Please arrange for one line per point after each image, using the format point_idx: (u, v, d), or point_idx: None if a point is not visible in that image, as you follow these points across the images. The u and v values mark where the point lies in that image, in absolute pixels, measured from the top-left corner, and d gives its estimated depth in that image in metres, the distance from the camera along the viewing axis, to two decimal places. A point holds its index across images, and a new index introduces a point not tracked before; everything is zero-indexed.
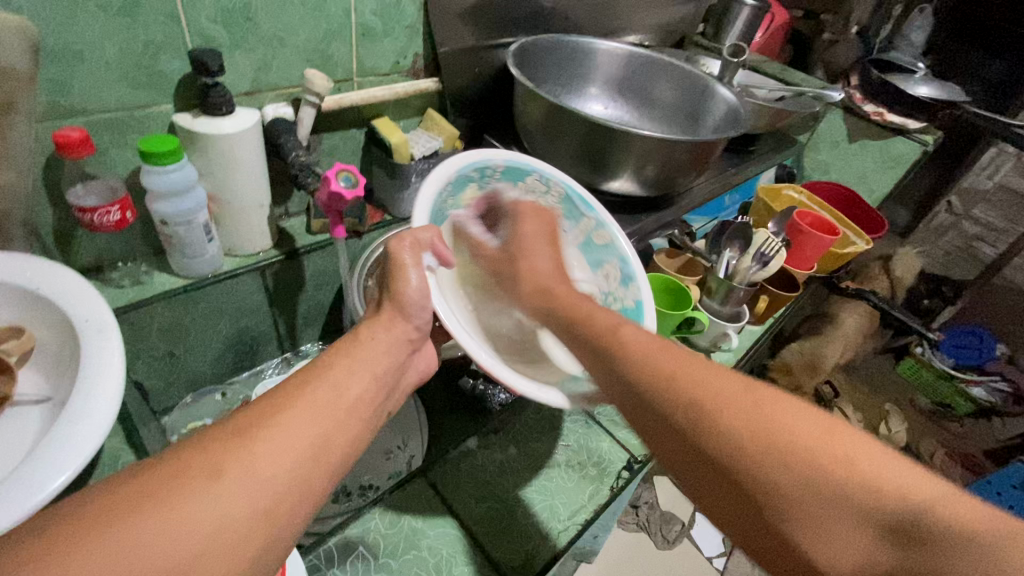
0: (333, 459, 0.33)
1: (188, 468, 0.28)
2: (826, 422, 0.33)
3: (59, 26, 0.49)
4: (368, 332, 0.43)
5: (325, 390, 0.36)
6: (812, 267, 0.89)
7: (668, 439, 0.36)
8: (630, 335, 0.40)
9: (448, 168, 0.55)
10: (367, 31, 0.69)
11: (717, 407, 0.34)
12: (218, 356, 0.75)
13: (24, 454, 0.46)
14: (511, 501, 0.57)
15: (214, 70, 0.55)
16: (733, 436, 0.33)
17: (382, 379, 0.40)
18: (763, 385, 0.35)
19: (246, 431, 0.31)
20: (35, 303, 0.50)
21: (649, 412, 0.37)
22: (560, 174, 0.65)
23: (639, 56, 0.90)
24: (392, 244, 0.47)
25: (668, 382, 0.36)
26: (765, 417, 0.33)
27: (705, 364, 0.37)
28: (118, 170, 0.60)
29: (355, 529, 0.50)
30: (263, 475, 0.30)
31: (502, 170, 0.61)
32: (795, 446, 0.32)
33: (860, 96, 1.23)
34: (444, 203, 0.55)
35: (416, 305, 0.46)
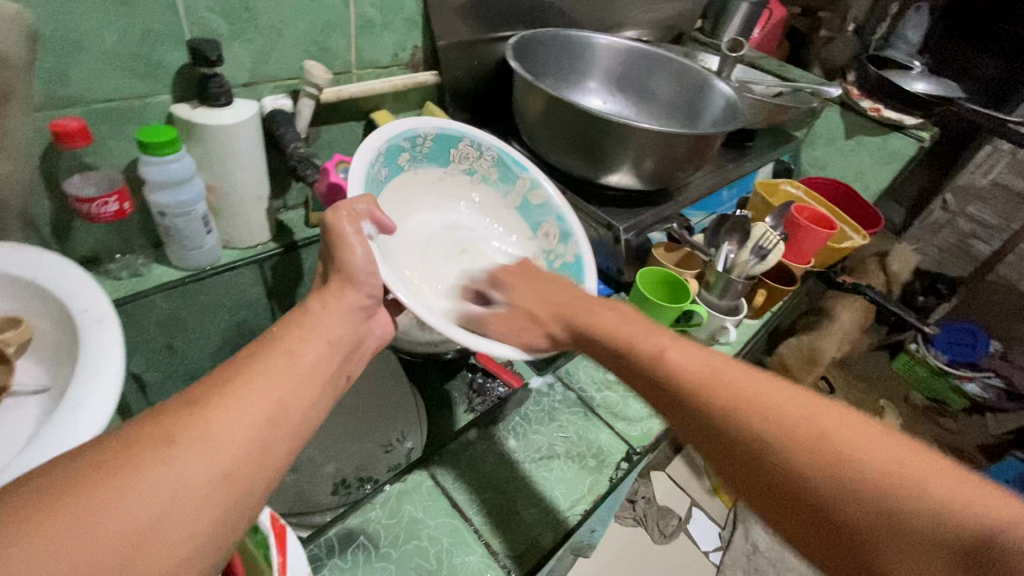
0: (291, 424, 0.34)
1: (141, 437, 0.28)
2: (898, 448, 0.33)
3: (56, 14, 0.48)
4: (321, 304, 0.43)
5: (282, 354, 0.37)
6: (809, 262, 0.90)
7: (731, 463, 0.38)
8: (690, 364, 0.42)
9: (376, 143, 0.53)
10: (366, 24, 0.69)
11: (778, 433, 0.36)
12: (216, 348, 0.75)
13: (23, 443, 0.46)
14: (508, 491, 0.57)
15: (213, 60, 0.54)
16: (796, 460, 0.34)
17: (337, 347, 0.41)
18: (823, 407, 0.36)
19: (199, 402, 0.31)
20: (31, 292, 0.50)
21: (711, 438, 0.38)
22: (493, 139, 0.64)
23: (637, 50, 0.90)
24: (328, 216, 0.44)
25: (721, 408, 0.38)
26: (826, 440, 0.34)
27: (766, 387, 0.38)
28: (116, 161, 0.60)
29: (357, 518, 0.51)
30: (220, 440, 0.30)
31: (433, 137, 0.59)
32: (855, 467, 0.32)
33: (857, 93, 1.24)
34: (377, 176, 0.54)
35: (365, 271, 0.45)
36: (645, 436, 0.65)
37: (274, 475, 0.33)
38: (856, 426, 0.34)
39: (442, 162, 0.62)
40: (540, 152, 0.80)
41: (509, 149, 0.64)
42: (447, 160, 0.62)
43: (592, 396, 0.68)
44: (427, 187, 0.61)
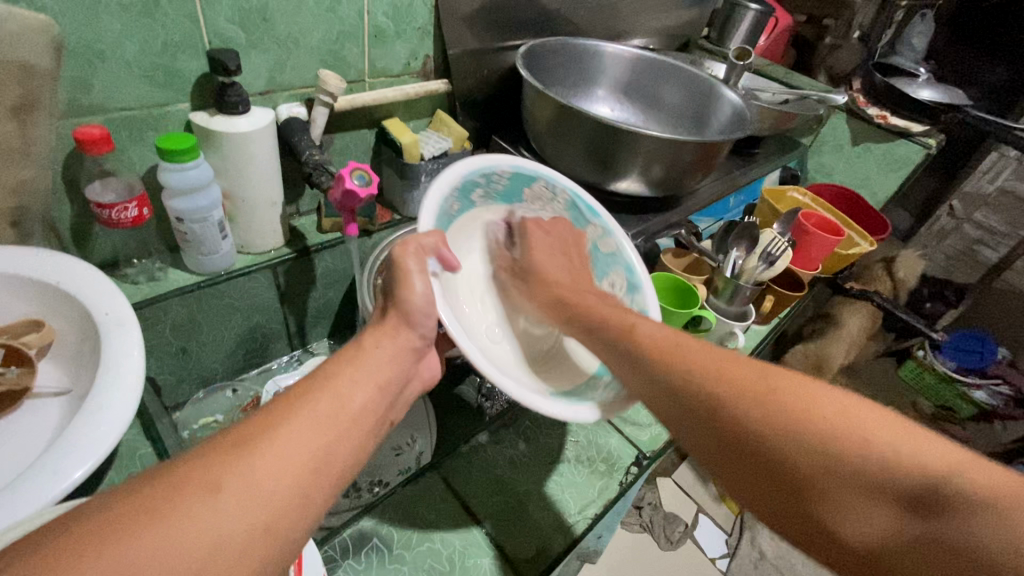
0: (333, 472, 0.33)
1: (187, 483, 0.27)
2: (838, 401, 0.37)
3: (81, 25, 0.50)
4: (372, 341, 0.42)
5: (330, 397, 0.35)
6: (817, 267, 0.90)
7: (693, 425, 0.41)
8: (657, 338, 0.46)
9: (458, 172, 0.55)
10: (379, 33, 0.70)
11: (737, 395, 0.40)
12: (229, 352, 0.76)
13: (45, 445, 0.47)
14: (519, 496, 0.57)
15: (232, 69, 0.56)
16: (752, 418, 0.38)
17: (386, 390, 0.39)
18: (776, 371, 0.41)
19: (246, 445, 0.30)
20: (53, 297, 0.51)
21: (674, 402, 0.43)
22: (568, 182, 0.65)
23: (645, 58, 0.91)
24: (396, 250, 0.47)
25: (685, 376, 0.43)
26: (779, 398, 0.38)
27: (726, 357, 0.43)
28: (135, 168, 0.61)
29: (370, 521, 0.51)
30: (262, 492, 0.29)
31: (508, 175, 0.61)
32: (804, 420, 0.37)
33: (863, 100, 1.25)
34: (450, 211, 0.57)
35: (421, 311, 0.45)
36: (656, 440, 0.65)
37: (311, 527, 0.31)
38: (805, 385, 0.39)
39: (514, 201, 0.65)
40: (549, 159, 0.80)
41: (585, 195, 0.66)
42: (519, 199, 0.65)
43: None
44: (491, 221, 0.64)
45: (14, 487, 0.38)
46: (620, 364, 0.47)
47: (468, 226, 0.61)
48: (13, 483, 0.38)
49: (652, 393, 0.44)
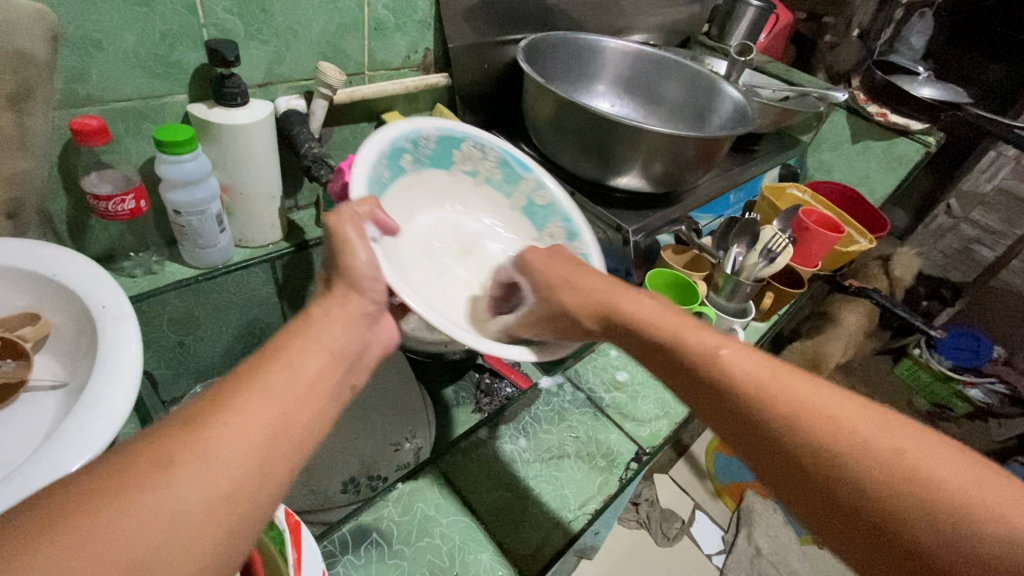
0: (293, 439, 0.33)
1: (136, 463, 0.27)
2: (972, 470, 0.32)
3: (78, 15, 0.49)
4: (323, 309, 0.42)
5: (283, 366, 0.35)
6: (817, 264, 0.90)
7: (780, 469, 0.37)
8: (747, 367, 0.40)
9: (378, 143, 0.53)
10: (379, 25, 0.70)
11: (851, 448, 0.34)
12: (227, 347, 0.75)
13: (42, 437, 0.46)
14: (517, 491, 0.57)
15: (230, 60, 0.55)
16: (865, 475, 0.33)
17: (343, 355, 0.39)
18: (894, 424, 0.35)
19: (196, 422, 0.30)
20: (48, 288, 0.50)
21: (764, 445, 0.37)
22: (495, 139, 0.64)
23: (646, 53, 0.91)
24: (331, 219, 0.45)
25: (779, 417, 0.37)
26: (905, 461, 0.33)
27: (835, 399, 0.37)
28: (132, 160, 0.60)
29: (370, 515, 0.51)
30: (218, 463, 0.29)
31: (434, 138, 0.59)
32: (933, 492, 0.32)
33: (862, 98, 1.24)
34: (380, 177, 0.54)
35: (369, 277, 0.44)
36: (654, 436, 0.66)
37: (279, 494, 0.32)
38: (939, 450, 0.34)
39: (446, 164, 0.62)
40: (549, 154, 0.80)
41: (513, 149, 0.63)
42: (450, 162, 0.62)
43: (601, 396, 0.69)
44: (429, 188, 0.61)
45: (10, 481, 0.38)
46: (699, 398, 0.41)
47: (408, 193, 0.58)
48: (10, 478, 0.38)
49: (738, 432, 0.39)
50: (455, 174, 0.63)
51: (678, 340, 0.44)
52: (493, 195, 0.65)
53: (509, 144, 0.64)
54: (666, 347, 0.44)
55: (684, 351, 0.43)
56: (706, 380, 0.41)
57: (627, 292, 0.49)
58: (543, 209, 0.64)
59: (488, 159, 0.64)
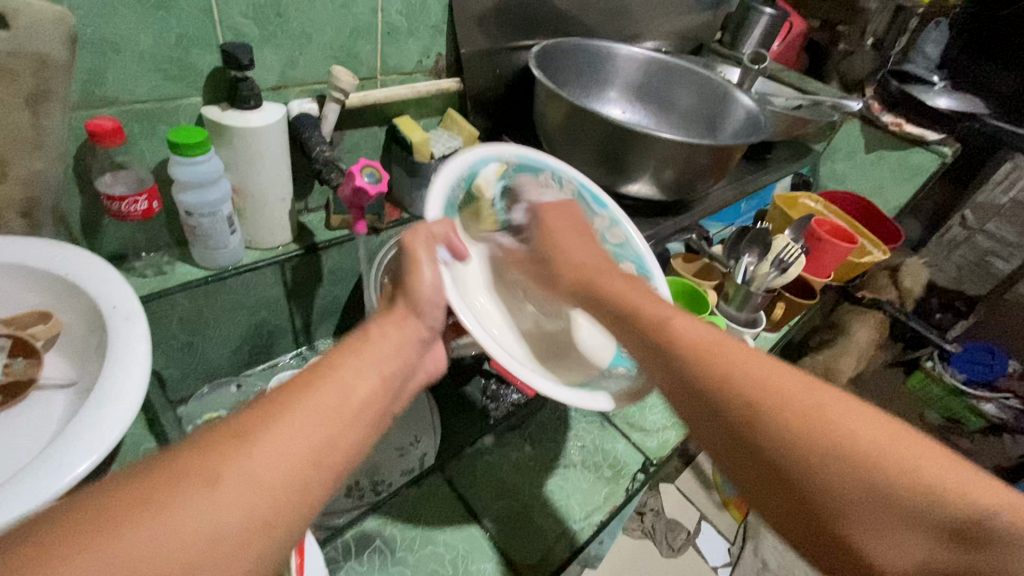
0: (337, 465, 0.32)
1: (182, 476, 0.26)
2: (874, 420, 0.36)
3: (97, 18, 0.50)
4: (379, 330, 0.41)
5: (334, 384, 0.34)
6: (830, 275, 0.89)
7: (710, 418, 0.39)
8: (691, 332, 0.43)
9: (460, 164, 0.57)
10: (392, 30, 0.70)
11: (769, 398, 0.37)
12: (235, 347, 0.75)
13: (51, 435, 0.46)
14: (524, 501, 0.57)
15: (244, 64, 0.55)
16: (778, 421, 0.36)
17: (392, 380, 0.38)
18: (815, 387, 0.38)
19: (243, 436, 0.29)
20: (61, 288, 0.51)
21: (698, 397, 0.40)
22: (574, 173, 0.66)
23: (659, 61, 0.91)
24: (408, 236, 0.48)
25: (719, 382, 0.39)
26: (815, 410, 0.36)
27: (765, 361, 0.40)
28: (146, 161, 0.61)
29: (373, 522, 0.51)
30: (262, 484, 0.28)
31: (512, 165, 0.63)
32: (835, 435, 0.35)
33: (877, 106, 1.23)
34: (454, 197, 0.57)
35: (430, 301, 0.45)
36: (662, 447, 0.65)
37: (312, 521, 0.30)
38: (852, 409, 0.36)
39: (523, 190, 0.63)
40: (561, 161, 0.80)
41: (590, 183, 0.67)
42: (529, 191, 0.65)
43: (608, 406, 0.68)
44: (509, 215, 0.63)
45: (17, 481, 0.38)
46: (648, 360, 0.44)
47: (480, 213, 0.60)
48: (17, 477, 0.38)
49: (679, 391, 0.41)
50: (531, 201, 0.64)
51: (630, 310, 0.47)
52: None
53: (585, 181, 0.68)
54: (622, 317, 0.47)
55: (634, 319, 0.46)
56: (654, 344, 0.44)
57: (608, 272, 0.52)
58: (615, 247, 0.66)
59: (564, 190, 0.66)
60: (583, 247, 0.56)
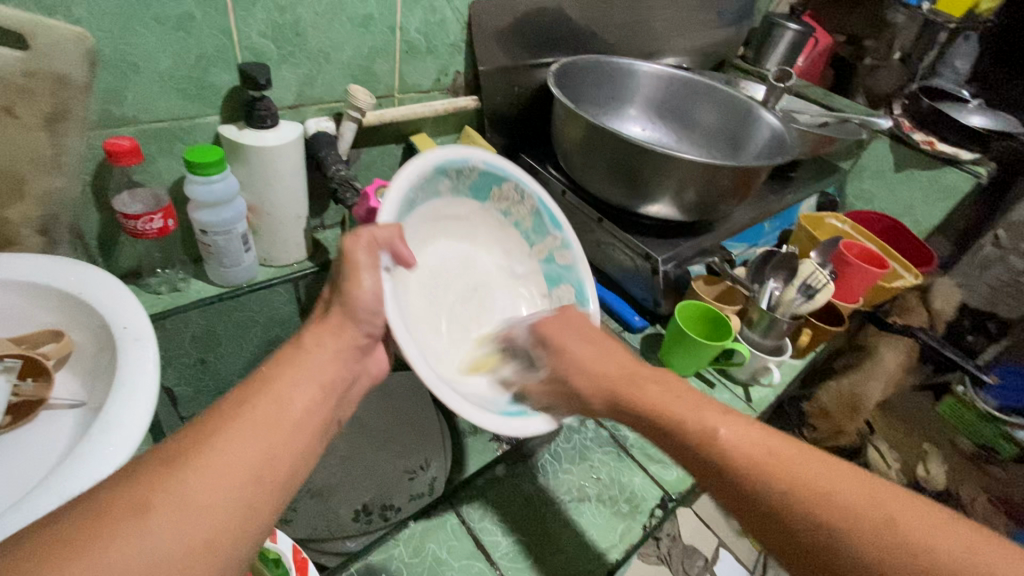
0: (277, 479, 0.34)
1: (115, 506, 0.28)
2: (908, 501, 0.35)
3: (116, 38, 0.50)
4: (313, 339, 0.43)
5: (270, 400, 0.37)
6: (859, 301, 0.85)
7: (778, 542, 0.37)
8: (741, 442, 0.40)
9: (417, 167, 0.51)
10: (410, 49, 0.70)
11: (836, 517, 0.35)
12: (248, 364, 0.75)
13: (55, 460, 0.46)
14: (538, 534, 0.54)
15: (261, 84, 0.55)
16: (856, 549, 0.34)
17: (329, 390, 0.41)
18: (839, 466, 0.37)
19: (178, 459, 0.31)
20: (77, 308, 0.51)
21: (761, 517, 0.38)
22: (535, 187, 0.62)
23: (680, 78, 0.89)
24: (347, 241, 0.44)
25: (727, 453, 0.40)
26: (892, 529, 0.33)
27: (824, 468, 0.37)
28: (163, 179, 0.61)
29: (380, 554, 0.50)
30: (196, 507, 0.30)
31: (478, 170, 0.57)
32: (891, 532, 0.33)
33: (908, 124, 1.19)
34: (410, 200, 0.52)
35: (368, 310, 0.44)
36: (681, 481, 0.62)
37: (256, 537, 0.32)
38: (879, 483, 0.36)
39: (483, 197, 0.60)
40: (579, 179, 0.78)
41: (551, 203, 0.63)
42: (486, 197, 0.60)
43: (625, 435, 0.66)
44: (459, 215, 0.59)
45: (16, 509, 0.37)
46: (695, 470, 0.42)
47: (428, 217, 0.55)
48: (15, 505, 0.37)
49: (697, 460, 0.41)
50: (488, 211, 0.61)
51: (671, 415, 0.43)
52: (518, 240, 0.64)
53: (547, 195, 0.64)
54: (663, 425, 0.44)
55: (679, 427, 0.43)
56: (700, 453, 0.41)
57: (635, 377, 0.48)
58: (561, 269, 0.64)
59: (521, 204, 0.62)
60: (601, 348, 0.51)
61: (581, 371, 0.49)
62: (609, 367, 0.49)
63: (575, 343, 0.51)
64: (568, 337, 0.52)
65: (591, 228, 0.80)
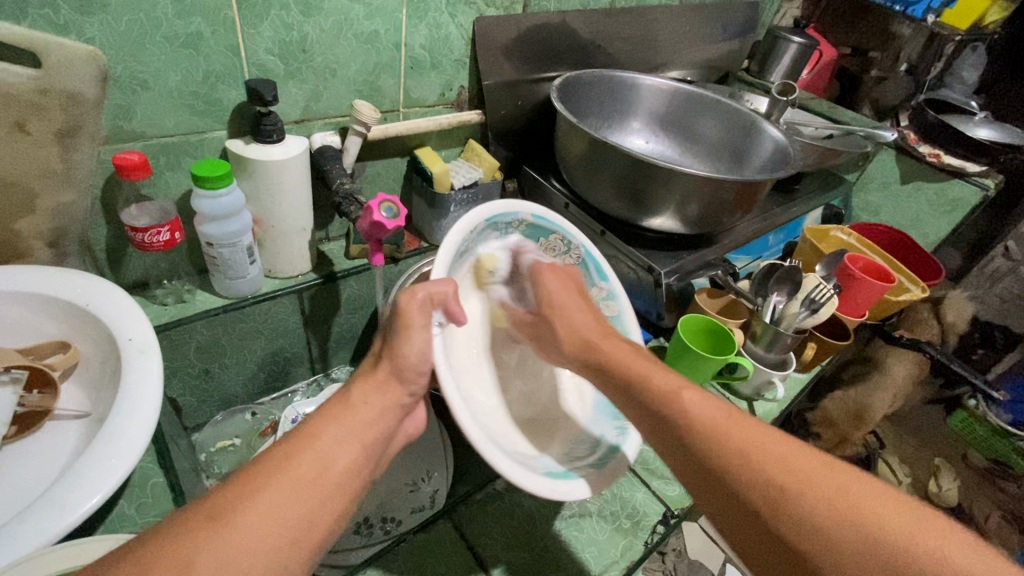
0: (312, 544, 0.34)
1: (159, 561, 0.28)
2: (836, 471, 0.39)
3: (126, 56, 0.51)
4: (361, 395, 0.43)
5: (313, 457, 0.36)
6: (865, 314, 0.84)
7: (722, 499, 0.41)
8: (698, 406, 0.45)
9: (473, 218, 0.53)
10: (415, 64, 0.71)
11: (782, 476, 0.39)
12: (251, 375, 0.75)
13: (60, 472, 0.46)
14: (539, 551, 0.54)
15: (267, 99, 0.56)
16: (755, 473, 0.40)
17: (370, 449, 0.40)
18: (770, 438, 0.42)
19: (221, 516, 0.31)
20: (83, 319, 0.51)
21: (691, 457, 0.43)
22: (581, 238, 0.65)
23: (684, 92, 0.89)
24: (404, 298, 0.45)
25: (677, 419, 0.45)
26: (835, 495, 0.37)
27: (740, 420, 0.44)
28: (170, 192, 0.62)
29: (379, 569, 0.50)
30: (234, 566, 0.30)
31: (526, 224, 0.60)
32: (819, 493, 0.38)
33: (913, 137, 1.18)
34: (465, 250, 0.54)
35: (414, 368, 0.44)
36: (683, 498, 0.61)
37: None
38: (803, 453, 0.41)
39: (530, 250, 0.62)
40: (582, 192, 0.79)
41: (596, 255, 0.65)
42: (535, 249, 0.63)
43: None
44: (510, 269, 0.62)
45: (18, 522, 0.37)
46: (656, 431, 0.46)
47: (481, 270, 0.58)
48: (19, 516, 0.37)
49: (653, 423, 0.47)
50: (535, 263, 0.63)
51: (642, 379, 0.49)
52: None
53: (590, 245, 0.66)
54: (632, 385, 0.49)
55: (644, 389, 0.48)
56: (663, 417, 0.46)
57: (612, 335, 0.55)
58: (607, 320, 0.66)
59: (567, 253, 0.65)
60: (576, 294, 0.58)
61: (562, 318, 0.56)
62: (579, 322, 0.56)
63: (559, 288, 0.58)
64: (557, 288, 0.58)
65: (593, 241, 0.81)
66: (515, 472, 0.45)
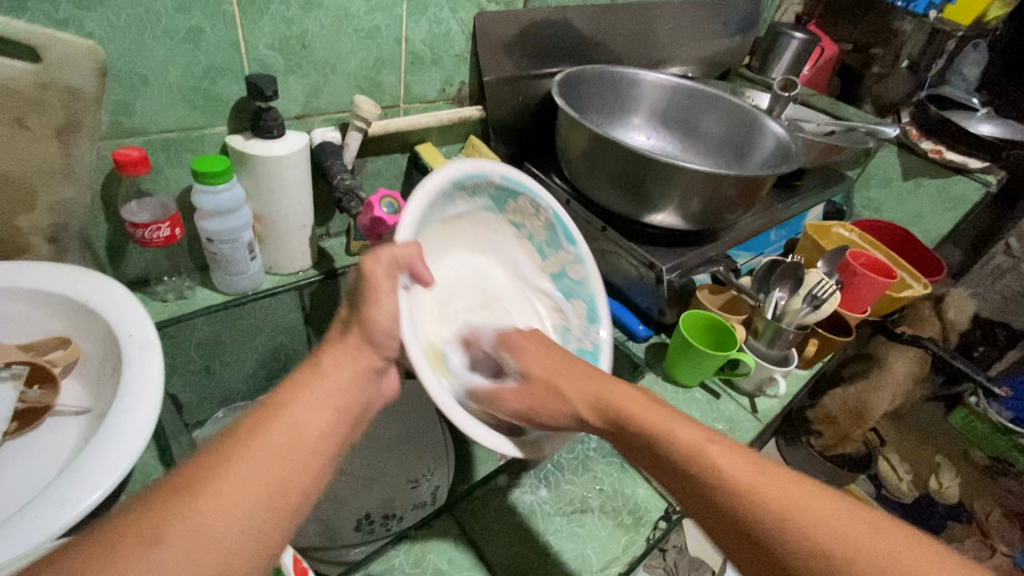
0: (289, 510, 0.34)
1: (130, 532, 0.28)
2: (889, 531, 0.36)
3: (126, 51, 0.51)
4: (334, 362, 0.42)
5: (288, 426, 0.36)
6: (867, 311, 0.84)
7: (761, 564, 0.38)
8: (729, 461, 0.41)
9: (439, 181, 0.49)
10: (416, 59, 0.70)
11: (829, 544, 0.35)
12: (252, 372, 0.75)
13: (60, 468, 0.46)
14: (540, 547, 0.54)
15: (268, 94, 0.56)
16: (800, 537, 0.36)
17: (345, 415, 0.40)
18: (814, 495, 0.38)
19: (190, 487, 0.31)
20: (83, 314, 0.51)
21: (723, 518, 0.39)
22: (551, 201, 0.61)
23: (684, 88, 0.89)
24: (367, 263, 0.44)
25: (708, 476, 0.40)
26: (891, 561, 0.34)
27: (777, 476, 0.39)
28: (171, 188, 0.62)
29: (380, 565, 0.49)
30: (209, 537, 0.30)
31: (495, 185, 0.56)
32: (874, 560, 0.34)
33: (915, 133, 1.18)
34: (429, 213, 0.51)
35: (385, 333, 0.44)
36: None
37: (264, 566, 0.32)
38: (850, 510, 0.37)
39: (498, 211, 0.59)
40: (583, 188, 0.78)
41: (566, 219, 0.62)
42: (502, 210, 0.59)
43: None
44: (474, 230, 0.59)
45: (18, 518, 0.37)
46: (683, 493, 0.42)
47: (444, 231, 0.55)
48: (19, 512, 0.37)
49: (678, 481, 0.42)
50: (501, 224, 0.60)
51: (663, 433, 0.45)
52: (530, 252, 0.63)
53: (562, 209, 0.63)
54: (655, 439, 0.45)
55: (669, 445, 0.44)
56: (690, 475, 0.42)
57: (613, 383, 0.51)
58: (573, 284, 0.64)
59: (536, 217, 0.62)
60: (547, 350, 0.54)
61: (546, 381, 0.51)
62: (572, 378, 0.51)
63: (542, 354, 0.53)
64: (536, 352, 0.53)
65: (595, 237, 0.80)
66: (478, 433, 0.45)
